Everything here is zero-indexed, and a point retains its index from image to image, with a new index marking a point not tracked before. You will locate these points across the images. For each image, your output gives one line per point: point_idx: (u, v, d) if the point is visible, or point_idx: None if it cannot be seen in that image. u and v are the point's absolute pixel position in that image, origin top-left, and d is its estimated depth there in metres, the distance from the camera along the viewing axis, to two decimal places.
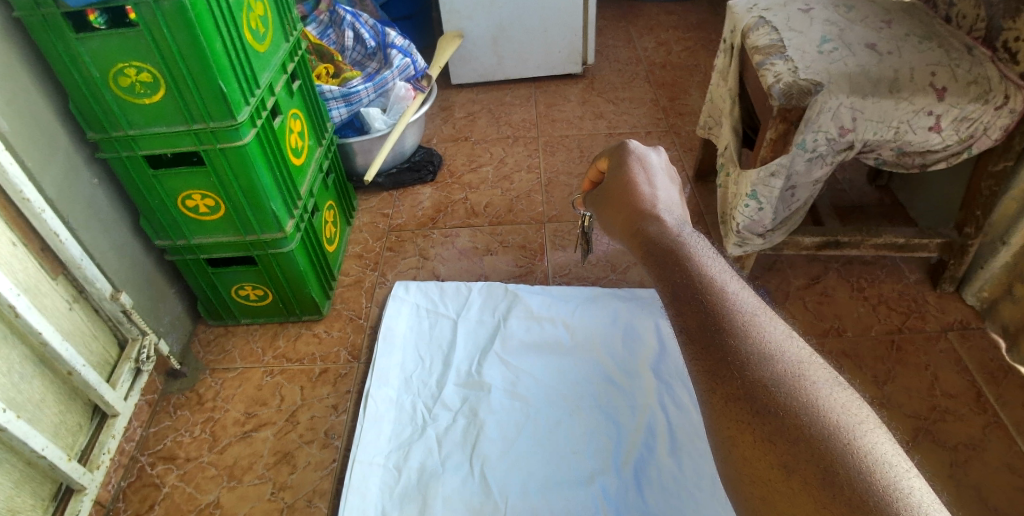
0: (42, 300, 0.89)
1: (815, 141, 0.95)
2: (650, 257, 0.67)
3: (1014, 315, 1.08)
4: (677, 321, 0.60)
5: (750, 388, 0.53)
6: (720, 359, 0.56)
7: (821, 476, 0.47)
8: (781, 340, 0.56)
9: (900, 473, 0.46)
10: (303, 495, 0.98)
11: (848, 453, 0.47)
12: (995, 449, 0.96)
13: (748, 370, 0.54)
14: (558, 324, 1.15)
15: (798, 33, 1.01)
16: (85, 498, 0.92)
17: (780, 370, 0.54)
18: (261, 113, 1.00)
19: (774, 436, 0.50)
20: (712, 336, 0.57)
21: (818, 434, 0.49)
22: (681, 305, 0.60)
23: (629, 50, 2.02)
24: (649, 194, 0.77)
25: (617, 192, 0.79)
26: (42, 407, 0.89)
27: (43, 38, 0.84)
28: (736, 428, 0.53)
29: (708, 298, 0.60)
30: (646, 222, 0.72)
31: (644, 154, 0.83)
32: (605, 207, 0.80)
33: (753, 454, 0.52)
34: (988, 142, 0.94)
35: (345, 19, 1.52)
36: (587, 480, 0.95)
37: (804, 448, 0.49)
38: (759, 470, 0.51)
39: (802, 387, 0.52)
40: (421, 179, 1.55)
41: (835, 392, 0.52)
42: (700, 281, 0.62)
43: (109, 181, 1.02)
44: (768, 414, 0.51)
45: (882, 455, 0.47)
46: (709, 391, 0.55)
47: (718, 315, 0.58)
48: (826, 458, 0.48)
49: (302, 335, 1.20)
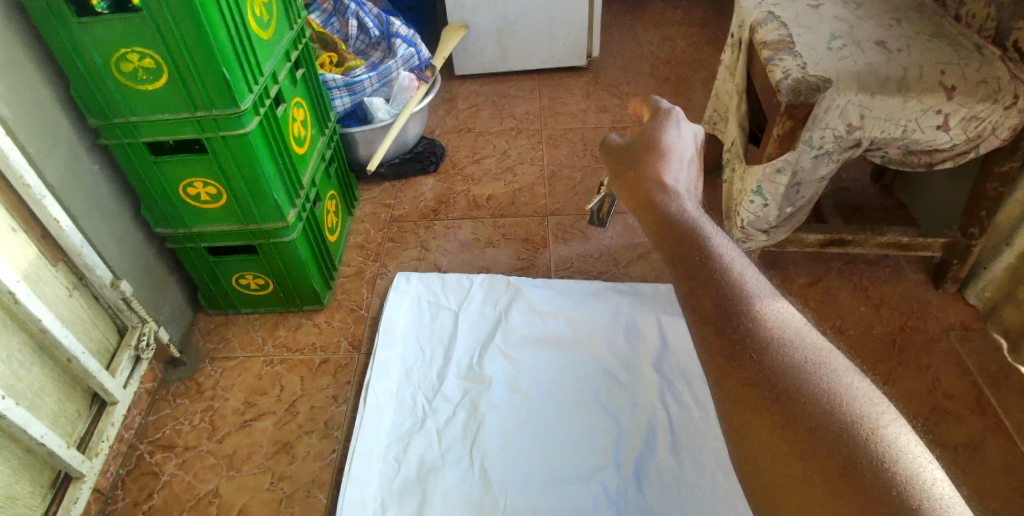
0: (42, 286, 0.89)
1: (824, 139, 0.95)
2: (666, 236, 0.65)
3: (1017, 318, 1.08)
4: (694, 306, 0.59)
5: (770, 377, 0.53)
6: (740, 348, 0.55)
7: (841, 465, 0.47)
8: (799, 332, 0.56)
9: (921, 464, 0.45)
10: (302, 485, 0.97)
11: (869, 444, 0.47)
12: (995, 450, 0.96)
13: (768, 358, 0.54)
14: (559, 319, 1.15)
15: (807, 30, 1.00)
16: (83, 485, 0.91)
17: (800, 361, 0.53)
18: (264, 102, 1.00)
19: (793, 424, 0.50)
20: (731, 324, 0.57)
21: (839, 423, 0.49)
22: (693, 285, 0.60)
23: (635, 43, 2.01)
24: (670, 158, 0.75)
25: (640, 152, 0.76)
26: (41, 395, 0.89)
27: (46, 22, 0.84)
28: (754, 415, 0.53)
29: (727, 286, 0.59)
30: (660, 193, 0.70)
31: (688, 131, 0.80)
32: (622, 165, 0.77)
33: (768, 440, 0.51)
34: (995, 142, 0.93)
35: (349, 7, 1.50)
36: (589, 475, 0.95)
37: (824, 436, 0.48)
38: (772, 457, 0.51)
39: (821, 377, 0.52)
40: (423, 170, 1.54)
41: (852, 382, 0.52)
42: (712, 264, 0.61)
43: (110, 168, 1.01)
44: (790, 403, 0.51)
45: (901, 445, 0.47)
46: (726, 377, 0.55)
47: (737, 305, 0.58)
48: (846, 447, 0.47)
49: (303, 325, 1.20)
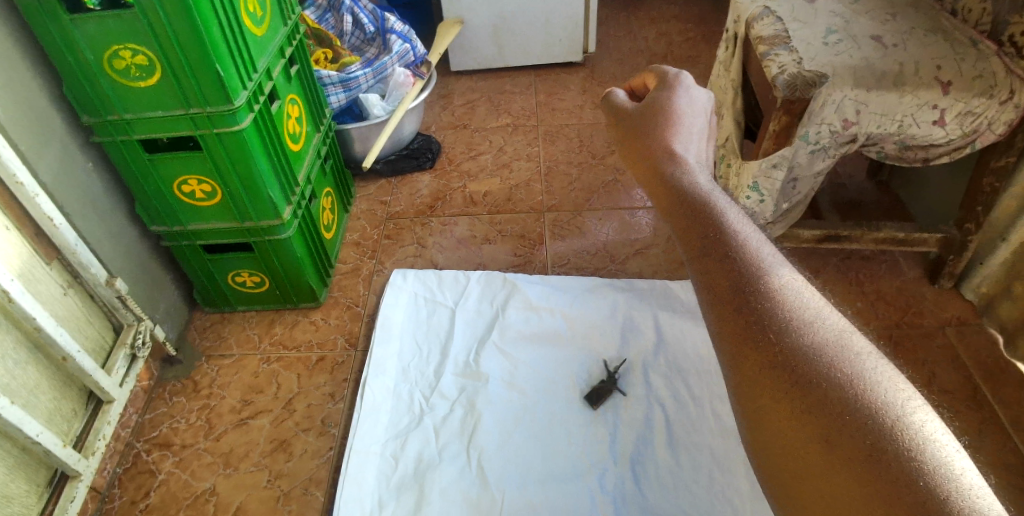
0: (37, 285, 0.88)
1: (819, 134, 0.95)
2: (678, 214, 0.63)
3: (1013, 313, 1.08)
4: (709, 286, 0.57)
5: (788, 359, 0.50)
6: (755, 328, 0.52)
7: (865, 455, 0.44)
8: (818, 310, 0.52)
9: (951, 454, 0.43)
10: (299, 483, 0.97)
11: (895, 433, 0.44)
12: (991, 445, 0.96)
13: (785, 339, 0.51)
14: (556, 315, 1.15)
15: (803, 25, 1.00)
16: (80, 484, 0.91)
17: (819, 342, 0.50)
18: (259, 99, 0.99)
19: (813, 410, 0.47)
20: (746, 303, 0.54)
21: (862, 410, 0.46)
22: (707, 262, 0.58)
23: (632, 39, 2.00)
24: (679, 127, 0.72)
25: (646, 120, 0.74)
26: (36, 394, 0.89)
27: (37, 19, 0.83)
28: (771, 400, 0.50)
29: (741, 263, 0.56)
30: (666, 162, 0.68)
31: (692, 95, 0.76)
32: (628, 134, 0.75)
33: (785, 427, 0.49)
34: (991, 137, 0.93)
35: (344, 2, 1.48)
36: (586, 472, 0.95)
37: (845, 423, 0.46)
38: (789, 445, 0.48)
39: (842, 359, 0.49)
40: (419, 166, 1.54)
41: (878, 365, 0.49)
42: (727, 240, 0.58)
43: (104, 166, 1.01)
44: (809, 387, 0.48)
45: (929, 434, 0.44)
46: (742, 359, 0.52)
47: (753, 283, 0.54)
48: (870, 437, 0.44)
49: (299, 322, 1.19)
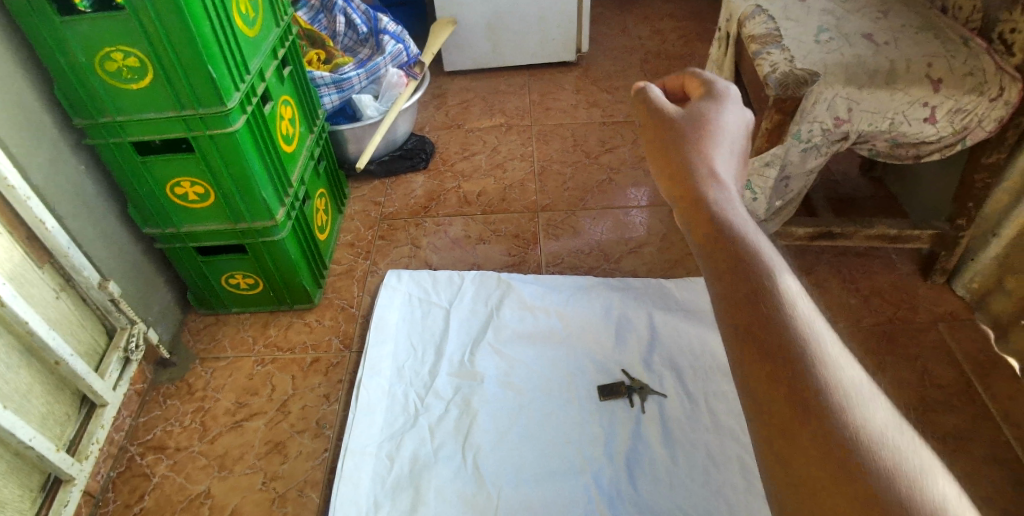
0: (29, 288, 0.88)
1: (811, 132, 0.95)
2: (693, 209, 0.60)
3: (1005, 308, 1.08)
4: (717, 288, 0.55)
5: (790, 374, 0.48)
6: (761, 338, 0.50)
7: (853, 479, 0.43)
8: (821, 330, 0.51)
9: (934, 487, 0.42)
10: (294, 485, 0.97)
11: (883, 462, 0.43)
12: (983, 440, 0.97)
13: (789, 353, 0.49)
14: (552, 314, 1.15)
15: (795, 23, 1.01)
16: (73, 488, 0.91)
17: (820, 360, 0.48)
18: (252, 99, 0.99)
19: (807, 428, 0.46)
20: (754, 311, 0.52)
21: (853, 435, 0.45)
22: (717, 262, 0.55)
23: (625, 38, 2.01)
24: (716, 142, 0.65)
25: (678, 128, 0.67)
26: (29, 398, 0.88)
27: (28, 21, 0.83)
28: (769, 412, 0.49)
29: (751, 268, 0.54)
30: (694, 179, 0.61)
31: (741, 112, 0.69)
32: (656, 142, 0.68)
33: (780, 440, 0.47)
34: (981, 134, 0.94)
35: (337, 3, 1.49)
36: (582, 470, 0.95)
37: (836, 447, 0.44)
38: (782, 458, 0.47)
39: (840, 382, 0.47)
40: (414, 167, 1.54)
41: (871, 393, 0.47)
42: (738, 239, 0.56)
43: (96, 168, 1.00)
44: (806, 405, 0.47)
45: (916, 467, 0.43)
46: (746, 367, 0.51)
47: (762, 292, 0.52)
48: (860, 462, 0.43)
49: (294, 324, 1.19)
